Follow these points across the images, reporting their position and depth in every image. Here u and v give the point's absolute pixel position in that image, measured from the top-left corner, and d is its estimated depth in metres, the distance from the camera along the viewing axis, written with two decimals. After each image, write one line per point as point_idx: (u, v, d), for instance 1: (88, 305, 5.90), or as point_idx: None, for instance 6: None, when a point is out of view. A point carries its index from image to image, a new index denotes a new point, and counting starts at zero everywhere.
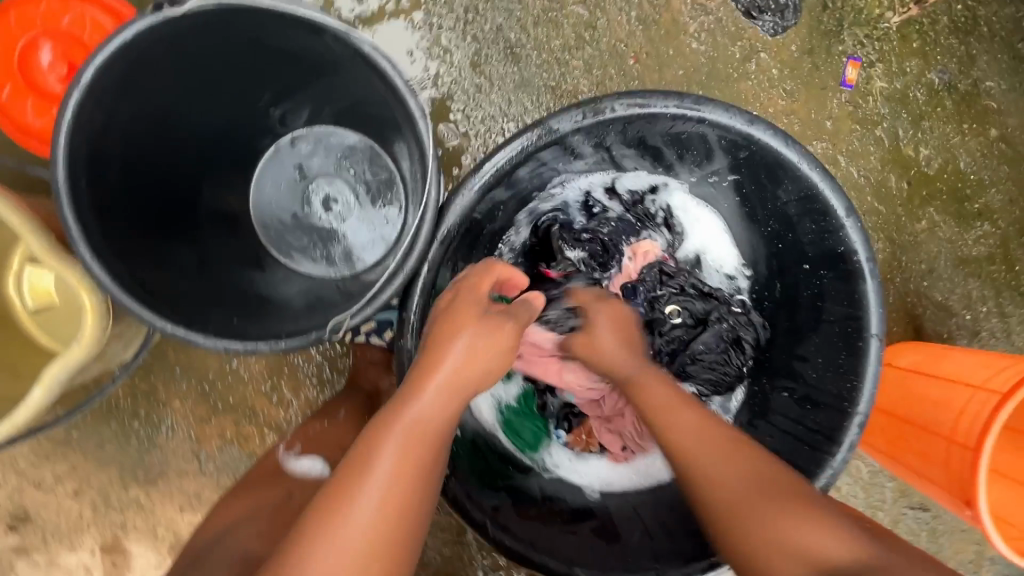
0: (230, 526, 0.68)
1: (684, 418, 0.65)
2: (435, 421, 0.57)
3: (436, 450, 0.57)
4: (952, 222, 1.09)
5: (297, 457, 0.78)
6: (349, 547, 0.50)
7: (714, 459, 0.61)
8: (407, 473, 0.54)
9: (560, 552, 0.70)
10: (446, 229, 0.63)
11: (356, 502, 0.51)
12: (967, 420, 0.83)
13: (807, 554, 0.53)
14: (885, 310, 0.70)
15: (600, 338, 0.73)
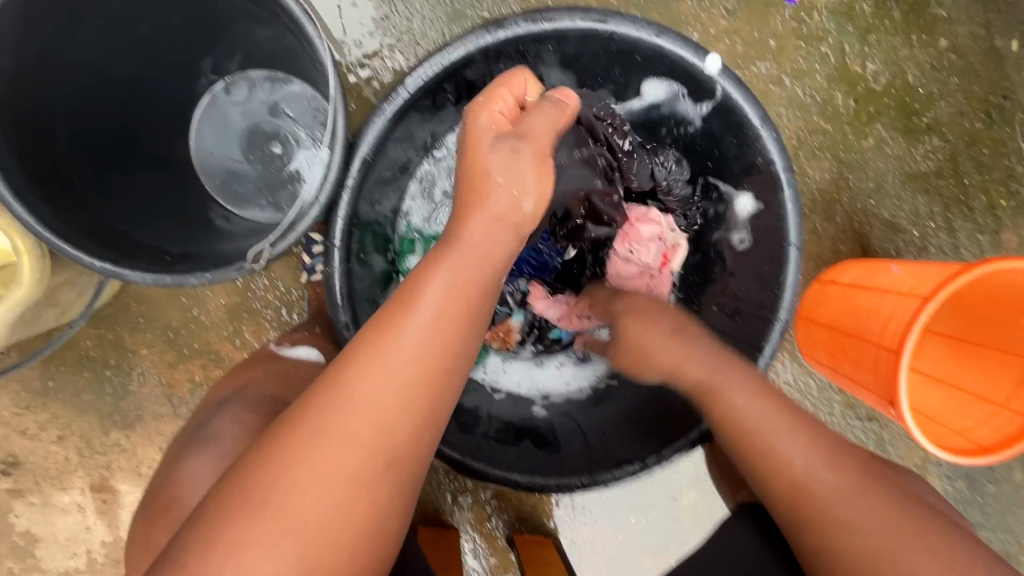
0: (244, 385, 0.76)
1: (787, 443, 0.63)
2: (476, 273, 0.56)
3: (475, 297, 0.56)
4: (900, 138, 1.09)
5: (292, 346, 0.83)
6: (392, 373, 0.51)
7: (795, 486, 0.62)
8: (444, 324, 0.54)
9: (499, 463, 0.77)
10: (362, 156, 0.65)
11: (393, 336, 0.52)
12: (894, 324, 0.86)
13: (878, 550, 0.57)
14: (803, 218, 0.72)
15: (664, 347, 0.71)
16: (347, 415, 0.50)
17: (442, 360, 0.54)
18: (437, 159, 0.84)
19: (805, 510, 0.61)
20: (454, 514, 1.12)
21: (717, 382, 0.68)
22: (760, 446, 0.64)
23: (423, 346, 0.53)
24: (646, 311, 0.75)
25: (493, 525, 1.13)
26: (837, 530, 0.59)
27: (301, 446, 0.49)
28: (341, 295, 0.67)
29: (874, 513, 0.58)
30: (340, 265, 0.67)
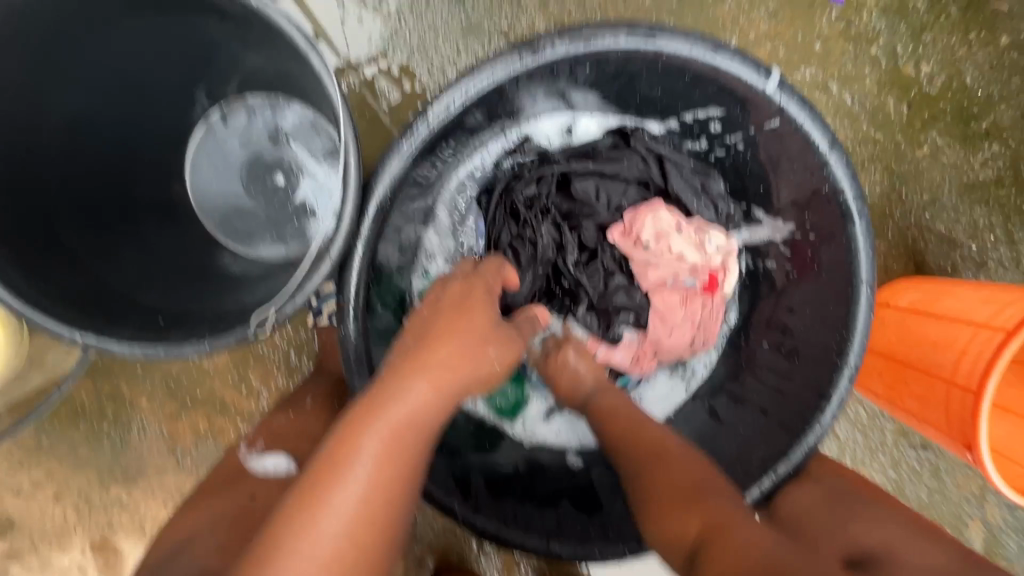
0: (188, 539, 0.59)
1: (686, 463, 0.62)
2: (414, 424, 0.53)
3: (418, 449, 0.52)
4: (956, 145, 1.00)
5: (261, 455, 0.70)
6: (314, 553, 0.44)
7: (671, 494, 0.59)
8: (384, 484, 0.49)
9: (537, 528, 0.69)
10: (378, 200, 0.57)
11: (325, 508, 0.46)
12: (969, 360, 0.78)
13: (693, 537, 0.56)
14: (876, 253, 0.63)
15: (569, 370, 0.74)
16: None
17: (382, 528, 0.48)
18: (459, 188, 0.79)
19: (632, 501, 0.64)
20: (481, 562, 1.04)
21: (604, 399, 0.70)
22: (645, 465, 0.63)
23: (355, 511, 0.47)
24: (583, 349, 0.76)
25: (523, 571, 1.05)
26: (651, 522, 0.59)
27: None
28: (357, 358, 0.60)
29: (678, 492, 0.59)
30: (355, 325, 0.59)
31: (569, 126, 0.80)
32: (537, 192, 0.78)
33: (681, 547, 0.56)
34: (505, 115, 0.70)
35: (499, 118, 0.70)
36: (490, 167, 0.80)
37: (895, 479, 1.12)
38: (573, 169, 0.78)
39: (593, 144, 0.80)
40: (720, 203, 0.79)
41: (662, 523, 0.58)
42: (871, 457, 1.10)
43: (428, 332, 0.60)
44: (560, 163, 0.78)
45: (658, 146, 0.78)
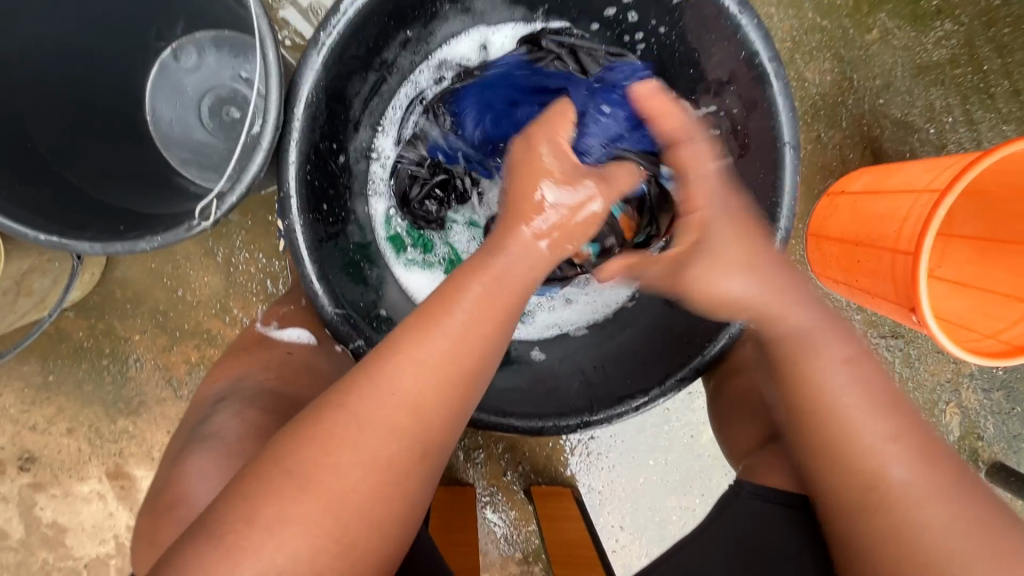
0: (240, 377, 0.70)
1: (848, 390, 0.60)
2: (515, 275, 0.54)
3: (509, 315, 0.54)
4: (907, 27, 0.99)
5: (280, 329, 0.76)
6: (422, 362, 0.50)
7: (857, 484, 0.58)
8: (477, 339, 0.52)
9: (496, 408, 0.74)
10: (306, 95, 0.60)
11: (428, 346, 0.50)
12: (910, 225, 0.80)
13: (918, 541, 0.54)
14: (796, 112, 0.66)
15: (738, 282, 0.65)
16: (378, 400, 0.49)
17: (447, 387, 0.51)
18: (402, 103, 0.82)
19: (827, 421, 0.60)
20: (468, 471, 1.11)
21: (798, 337, 0.63)
22: (841, 460, 0.59)
23: (462, 337, 0.51)
24: (743, 230, 0.65)
25: (509, 479, 1.12)
26: (892, 504, 0.56)
27: (329, 430, 0.48)
28: (305, 247, 0.63)
29: (954, 503, 0.54)
30: (300, 217, 0.63)
31: (483, 43, 0.84)
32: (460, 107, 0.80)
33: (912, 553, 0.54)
34: (417, 23, 0.75)
35: (411, 30, 0.75)
36: (423, 98, 0.83)
37: None
38: (489, 80, 0.79)
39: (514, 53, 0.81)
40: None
41: (905, 527, 0.55)
42: None
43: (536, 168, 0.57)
44: (476, 75, 0.80)
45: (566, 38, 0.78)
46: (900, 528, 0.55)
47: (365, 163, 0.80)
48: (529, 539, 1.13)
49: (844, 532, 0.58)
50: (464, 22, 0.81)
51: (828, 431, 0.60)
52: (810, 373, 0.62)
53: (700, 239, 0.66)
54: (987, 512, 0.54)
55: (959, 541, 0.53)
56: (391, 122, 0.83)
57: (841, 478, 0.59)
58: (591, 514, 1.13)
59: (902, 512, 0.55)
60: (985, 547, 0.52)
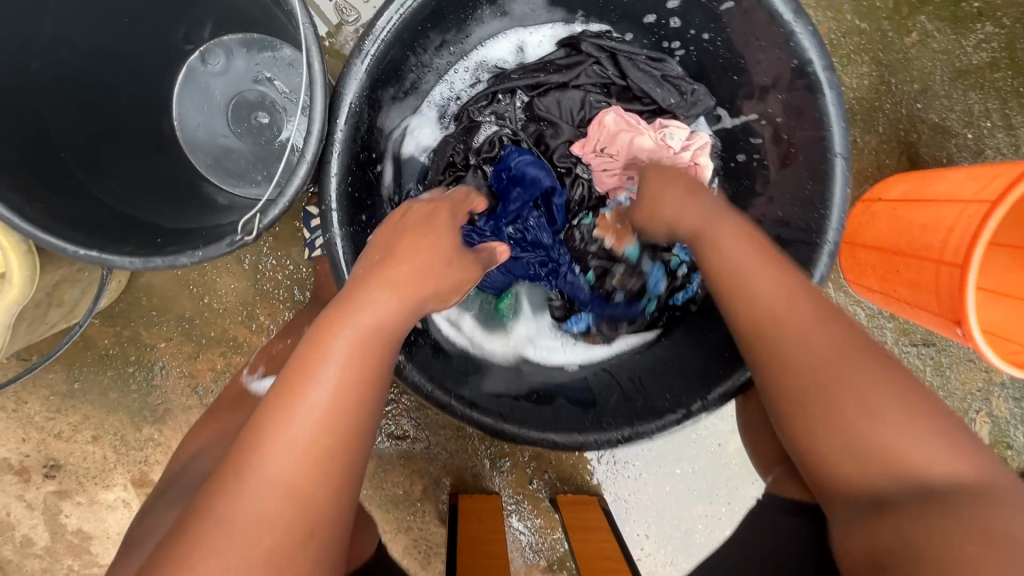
0: (197, 453, 0.68)
1: (774, 292, 0.56)
2: (384, 325, 0.53)
3: (384, 358, 0.52)
4: (948, 29, 0.97)
5: (261, 378, 0.75)
6: (291, 436, 0.46)
7: (804, 383, 0.53)
8: (353, 389, 0.49)
9: (535, 424, 0.72)
10: (350, 105, 0.59)
11: (293, 412, 0.47)
12: (956, 236, 0.78)
13: (892, 446, 0.50)
14: (848, 124, 0.64)
15: (672, 205, 0.65)
16: (242, 493, 0.44)
17: (321, 459, 0.46)
18: (435, 108, 0.81)
19: (763, 320, 0.56)
20: (494, 479, 1.09)
21: (714, 230, 0.61)
22: (781, 363, 0.55)
23: (333, 400, 0.48)
24: (665, 175, 0.69)
25: (535, 487, 1.11)
26: (847, 404, 0.51)
27: (193, 546, 0.43)
28: (346, 260, 0.62)
29: (875, 377, 0.51)
30: (341, 229, 0.61)
31: (519, 46, 0.82)
32: (497, 112, 0.81)
33: (874, 462, 0.50)
34: (457, 26, 0.73)
35: (451, 33, 0.73)
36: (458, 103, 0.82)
37: None
38: (525, 84, 0.80)
39: (552, 57, 0.81)
40: (681, 85, 0.79)
41: (866, 435, 0.51)
42: None
43: (427, 225, 0.62)
44: (512, 80, 0.80)
45: (606, 42, 0.79)
46: (855, 431, 0.51)
47: (400, 167, 0.78)
48: (554, 547, 1.12)
49: (804, 438, 0.54)
50: (500, 26, 0.79)
51: (775, 332, 0.55)
52: (736, 274, 0.58)
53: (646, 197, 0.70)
54: (927, 412, 0.51)
55: (910, 437, 0.50)
56: (423, 127, 0.81)
57: (788, 386, 0.54)
58: (617, 523, 1.12)
59: (818, 401, 0.53)
60: (946, 448, 0.50)
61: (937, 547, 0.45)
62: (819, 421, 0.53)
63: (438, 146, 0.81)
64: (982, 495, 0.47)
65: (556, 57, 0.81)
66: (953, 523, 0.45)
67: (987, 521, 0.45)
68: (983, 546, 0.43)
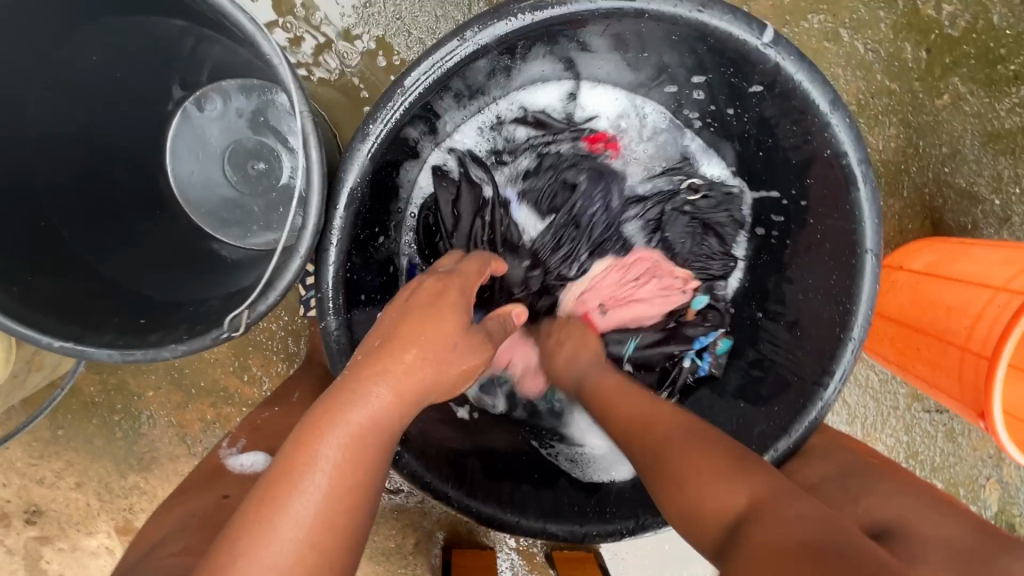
0: (154, 545, 0.58)
1: (637, 405, 0.62)
2: (380, 428, 0.51)
3: (377, 462, 0.50)
4: (981, 92, 0.92)
5: (240, 453, 0.72)
6: (272, 551, 0.44)
7: (654, 469, 0.55)
8: (340, 499, 0.47)
9: (537, 511, 0.68)
10: (350, 191, 0.56)
11: (275, 525, 0.45)
12: (985, 326, 0.75)
13: (716, 509, 0.50)
14: (881, 220, 0.60)
15: (568, 363, 0.72)
16: None
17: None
18: (461, 144, 0.76)
19: (639, 444, 0.58)
20: (489, 534, 1.06)
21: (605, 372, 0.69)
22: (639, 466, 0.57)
23: (319, 512, 0.46)
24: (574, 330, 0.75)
25: (530, 542, 1.07)
26: (682, 479, 0.53)
27: None
28: (341, 350, 0.58)
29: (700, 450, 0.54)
30: (338, 318, 0.58)
31: (567, 95, 0.78)
32: (522, 164, 0.80)
33: (719, 526, 0.50)
34: (498, 79, 0.68)
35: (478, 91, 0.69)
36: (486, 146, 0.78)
37: (908, 442, 1.10)
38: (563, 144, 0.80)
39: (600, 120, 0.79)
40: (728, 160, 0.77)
41: (701, 500, 0.51)
42: (884, 421, 1.09)
43: (433, 307, 0.57)
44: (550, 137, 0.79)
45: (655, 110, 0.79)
46: (694, 495, 0.52)
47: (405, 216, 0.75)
48: None
49: (679, 519, 0.53)
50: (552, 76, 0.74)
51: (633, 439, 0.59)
52: (607, 401, 0.64)
53: (558, 351, 0.74)
54: (750, 467, 0.53)
55: (731, 492, 0.51)
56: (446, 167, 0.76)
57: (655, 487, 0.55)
58: None
59: (663, 476, 0.54)
60: (753, 479, 0.51)
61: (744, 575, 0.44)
62: (674, 500, 0.53)
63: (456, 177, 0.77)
64: (801, 519, 0.46)
65: (605, 118, 0.80)
66: (759, 550, 0.45)
67: (774, 538, 0.45)
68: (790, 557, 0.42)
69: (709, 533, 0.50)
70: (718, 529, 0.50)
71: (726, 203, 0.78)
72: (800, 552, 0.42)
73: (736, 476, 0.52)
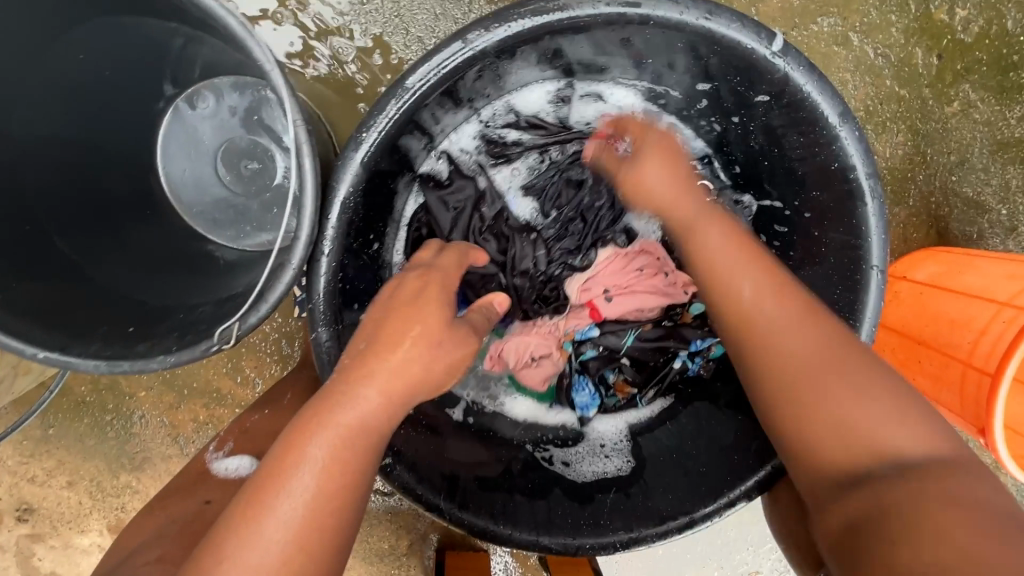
0: (132, 551, 0.57)
1: (763, 284, 0.58)
2: (370, 429, 0.49)
3: (366, 464, 0.48)
4: (992, 100, 0.90)
5: (226, 457, 0.70)
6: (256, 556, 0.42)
7: (790, 355, 0.54)
8: (327, 501, 0.45)
9: (530, 521, 0.67)
10: (343, 200, 0.54)
11: (261, 527, 0.43)
12: (988, 341, 0.74)
13: (876, 434, 0.49)
14: (888, 236, 0.58)
15: (656, 179, 0.68)
16: None
17: None
18: (455, 149, 0.76)
19: (757, 335, 0.56)
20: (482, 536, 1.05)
21: (714, 215, 0.66)
22: (771, 343, 0.55)
23: (305, 514, 0.44)
24: (667, 148, 0.70)
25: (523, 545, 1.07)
26: (828, 388, 0.51)
27: None
28: (332, 362, 0.57)
29: (853, 356, 0.52)
30: (329, 330, 0.57)
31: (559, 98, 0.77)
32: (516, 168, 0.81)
33: (870, 456, 0.48)
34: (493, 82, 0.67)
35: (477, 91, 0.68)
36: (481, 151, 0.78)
37: None
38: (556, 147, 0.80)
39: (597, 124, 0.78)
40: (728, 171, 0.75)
41: (856, 417, 0.50)
42: None
43: (417, 303, 0.55)
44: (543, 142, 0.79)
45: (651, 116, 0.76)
46: (831, 404, 0.51)
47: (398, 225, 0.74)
48: None
49: (802, 421, 0.52)
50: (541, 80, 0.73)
51: (758, 335, 0.57)
52: (732, 275, 0.60)
53: (646, 171, 0.69)
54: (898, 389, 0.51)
55: (888, 415, 0.49)
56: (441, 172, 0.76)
57: (780, 375, 0.54)
58: None
59: (805, 379, 0.52)
60: (912, 418, 0.49)
61: (905, 512, 0.43)
62: (808, 396, 0.52)
63: (457, 176, 0.76)
64: (969, 479, 0.45)
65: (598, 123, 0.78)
66: (940, 500, 0.43)
67: (954, 500, 0.42)
68: (974, 511, 0.41)
69: (847, 454, 0.49)
70: (862, 452, 0.49)
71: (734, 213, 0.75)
72: (1013, 537, 0.39)
73: (899, 399, 0.50)
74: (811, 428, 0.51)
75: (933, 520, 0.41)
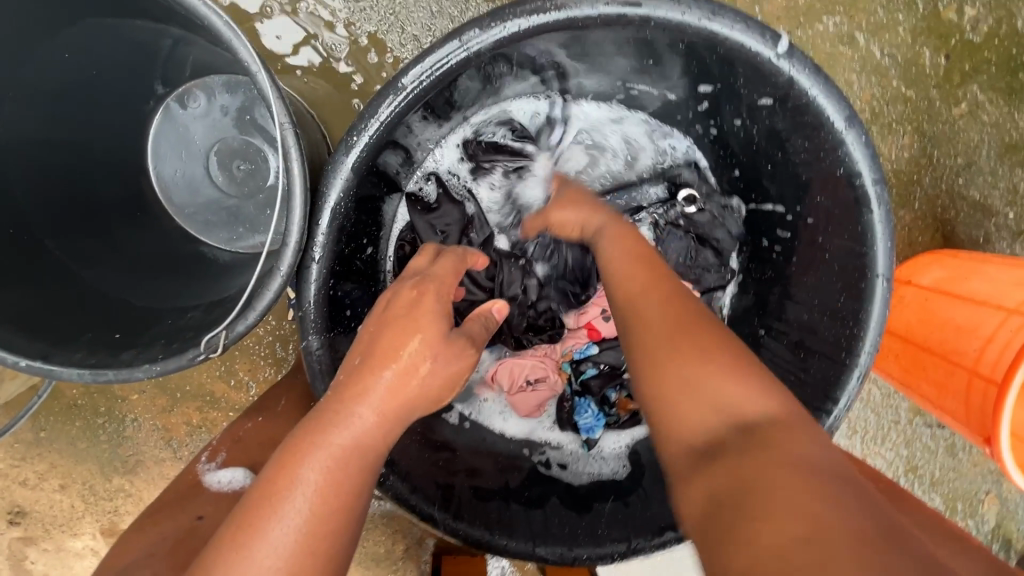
0: (122, 570, 0.56)
1: (647, 276, 0.55)
2: (366, 449, 0.48)
3: (361, 485, 0.47)
4: (1001, 101, 0.88)
5: (217, 469, 0.69)
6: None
7: (660, 342, 0.49)
8: (321, 525, 0.44)
9: (527, 533, 0.66)
10: (333, 206, 0.53)
11: (253, 553, 0.41)
12: (995, 350, 0.73)
13: (736, 407, 0.43)
14: (894, 244, 0.56)
15: (570, 210, 0.66)
16: None
17: None
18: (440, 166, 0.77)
19: (637, 317, 0.52)
20: None
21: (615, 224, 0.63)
22: (641, 331, 0.51)
23: (300, 537, 0.43)
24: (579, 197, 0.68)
25: None
26: (696, 368, 0.46)
27: None
28: (322, 371, 0.56)
29: (726, 345, 0.48)
30: (319, 338, 0.55)
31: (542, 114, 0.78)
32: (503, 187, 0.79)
33: (725, 432, 0.43)
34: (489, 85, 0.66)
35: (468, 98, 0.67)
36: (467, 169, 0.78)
37: (907, 456, 1.08)
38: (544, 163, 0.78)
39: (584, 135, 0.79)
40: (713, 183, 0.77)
41: (721, 393, 0.44)
42: (884, 435, 1.07)
43: (412, 314, 0.53)
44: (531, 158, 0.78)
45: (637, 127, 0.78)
46: (696, 384, 0.45)
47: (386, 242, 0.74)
48: None
49: (665, 404, 0.46)
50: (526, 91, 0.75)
51: (643, 313, 0.52)
52: (624, 269, 0.56)
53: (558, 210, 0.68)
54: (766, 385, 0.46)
55: (746, 393, 0.44)
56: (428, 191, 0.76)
57: (653, 358, 0.48)
58: None
59: (672, 358, 0.47)
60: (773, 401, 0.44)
61: (768, 484, 0.37)
62: (673, 373, 0.46)
63: (446, 199, 0.76)
64: (806, 459, 0.38)
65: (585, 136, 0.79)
66: (780, 470, 0.37)
67: (795, 472, 0.37)
68: (840, 490, 0.36)
69: (700, 429, 0.44)
70: (722, 426, 0.43)
71: (723, 216, 0.77)
72: (868, 526, 0.33)
73: (756, 385, 0.45)
74: (672, 410, 0.45)
75: (784, 495, 0.35)
